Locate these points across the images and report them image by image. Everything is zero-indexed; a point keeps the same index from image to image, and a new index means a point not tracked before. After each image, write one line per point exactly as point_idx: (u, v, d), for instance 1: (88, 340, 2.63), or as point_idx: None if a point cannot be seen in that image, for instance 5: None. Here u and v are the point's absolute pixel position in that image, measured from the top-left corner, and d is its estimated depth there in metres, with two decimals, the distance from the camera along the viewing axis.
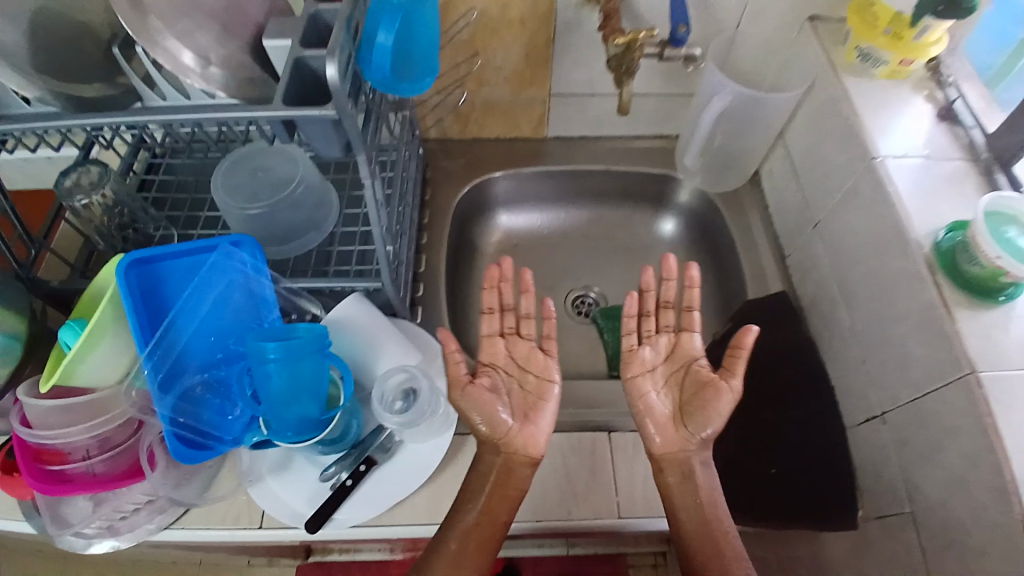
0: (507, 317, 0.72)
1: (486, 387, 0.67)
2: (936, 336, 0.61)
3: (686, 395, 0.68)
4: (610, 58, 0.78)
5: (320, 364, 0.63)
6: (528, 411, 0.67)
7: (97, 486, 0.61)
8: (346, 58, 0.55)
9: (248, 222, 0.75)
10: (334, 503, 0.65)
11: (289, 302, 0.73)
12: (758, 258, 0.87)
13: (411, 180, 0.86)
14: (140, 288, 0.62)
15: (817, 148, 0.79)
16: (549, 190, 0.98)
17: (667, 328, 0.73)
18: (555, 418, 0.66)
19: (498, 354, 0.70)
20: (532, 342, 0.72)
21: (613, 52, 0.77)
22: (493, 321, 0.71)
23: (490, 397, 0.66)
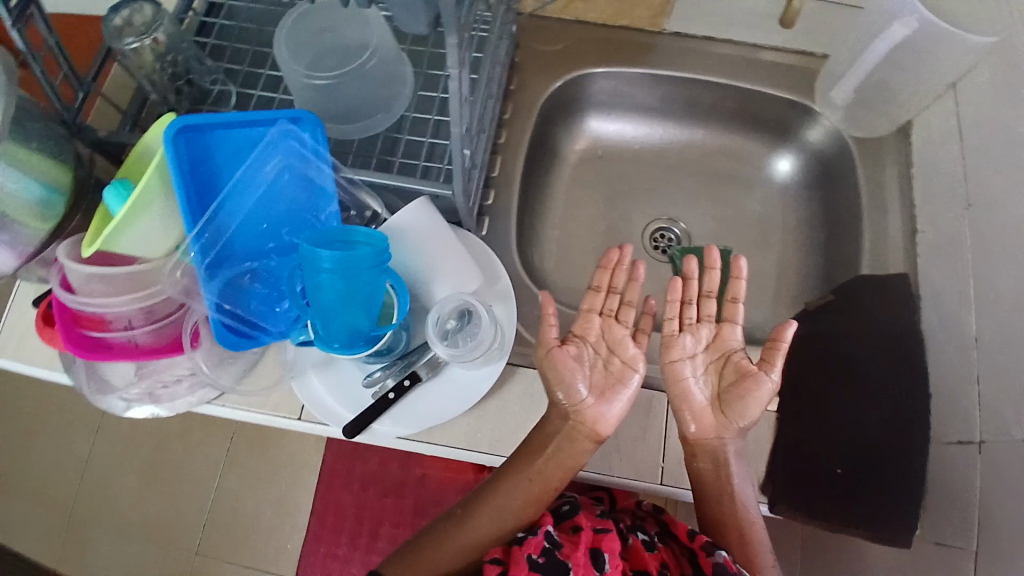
0: (612, 300, 0.65)
1: (573, 355, 0.62)
2: None
3: (724, 384, 0.62)
4: None
5: (376, 282, 0.56)
6: (604, 391, 0.62)
7: (140, 354, 0.60)
8: None
9: (311, 93, 0.66)
10: (373, 413, 0.63)
11: (348, 194, 0.65)
12: (883, 227, 0.74)
13: (499, 65, 0.73)
14: (191, 158, 0.55)
15: (1005, 109, 0.63)
16: (653, 97, 0.84)
17: (710, 318, 0.65)
18: (626, 409, 0.61)
19: (592, 331, 0.64)
20: (629, 329, 0.64)
21: None
22: (596, 299, 0.65)
23: (572, 365, 0.61)
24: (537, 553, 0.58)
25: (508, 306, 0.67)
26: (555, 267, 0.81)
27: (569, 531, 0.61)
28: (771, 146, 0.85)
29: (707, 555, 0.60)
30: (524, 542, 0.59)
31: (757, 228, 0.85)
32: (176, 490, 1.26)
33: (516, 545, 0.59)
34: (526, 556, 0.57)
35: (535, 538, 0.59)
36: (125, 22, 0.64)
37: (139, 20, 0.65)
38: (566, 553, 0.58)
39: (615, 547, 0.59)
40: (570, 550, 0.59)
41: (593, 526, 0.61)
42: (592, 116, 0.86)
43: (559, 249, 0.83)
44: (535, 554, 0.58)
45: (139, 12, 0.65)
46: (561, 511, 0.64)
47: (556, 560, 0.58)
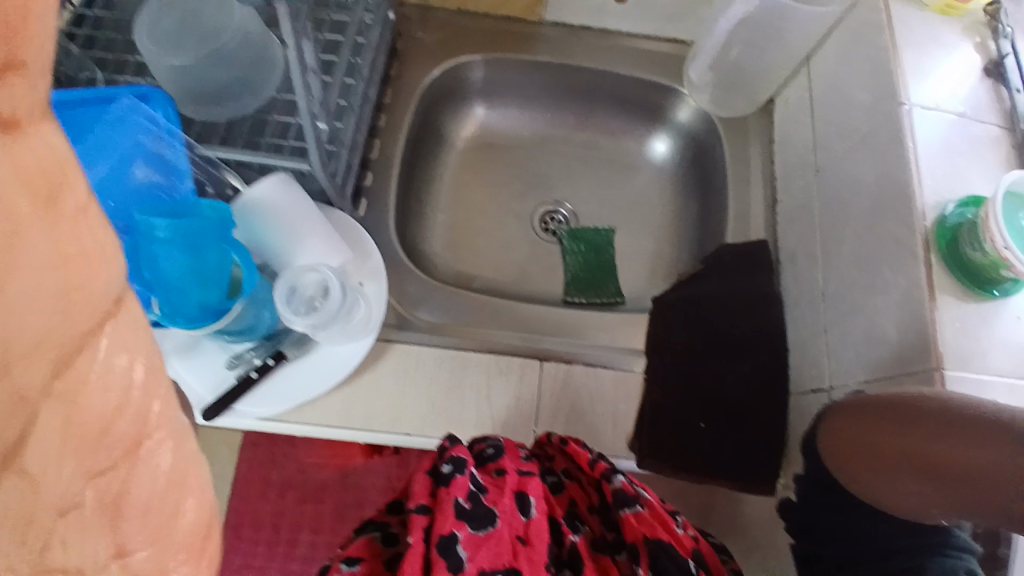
0: None
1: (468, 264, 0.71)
2: (909, 319, 0.54)
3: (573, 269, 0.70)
4: None
5: (219, 253, 0.56)
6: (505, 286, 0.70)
7: None
8: None
9: (169, 73, 0.64)
10: (235, 393, 0.61)
11: (204, 171, 0.65)
12: (746, 197, 0.78)
13: (372, 51, 0.75)
14: None
15: (843, 79, 0.68)
16: (534, 85, 0.87)
17: None
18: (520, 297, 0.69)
19: None
20: None
21: None
22: None
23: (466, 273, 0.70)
24: (465, 497, 0.51)
25: (377, 283, 0.68)
26: (443, 249, 0.83)
27: (493, 475, 0.56)
28: (647, 129, 0.89)
29: (607, 483, 0.55)
30: (451, 482, 0.52)
31: (638, 208, 0.88)
32: None
33: (442, 488, 0.52)
34: (456, 502, 0.50)
35: (461, 478, 0.52)
36: None
37: None
38: (491, 499, 0.53)
39: (541, 492, 0.54)
40: (496, 495, 0.53)
41: (518, 470, 0.56)
42: (478, 104, 0.89)
43: (447, 231, 0.84)
44: (462, 500, 0.51)
45: None
46: (483, 453, 0.58)
47: (485, 507, 0.52)
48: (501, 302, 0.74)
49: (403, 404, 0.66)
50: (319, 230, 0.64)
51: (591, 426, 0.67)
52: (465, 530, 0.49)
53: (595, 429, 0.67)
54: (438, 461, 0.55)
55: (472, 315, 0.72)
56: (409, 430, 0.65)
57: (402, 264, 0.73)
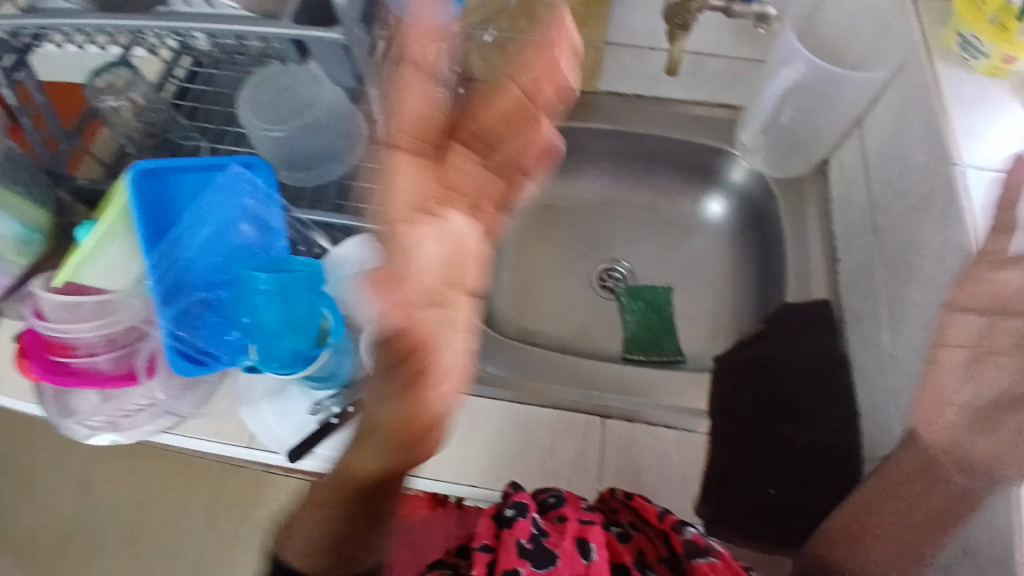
0: None
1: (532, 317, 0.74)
2: None
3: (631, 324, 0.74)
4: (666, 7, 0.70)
5: (311, 304, 0.62)
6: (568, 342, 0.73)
7: (103, 380, 0.63)
8: None
9: (267, 144, 0.73)
10: (317, 437, 0.66)
11: (299, 233, 0.70)
12: (806, 257, 0.79)
13: (444, 121, 0.81)
14: (150, 197, 0.62)
15: (896, 142, 0.69)
16: (591, 150, 0.92)
17: None
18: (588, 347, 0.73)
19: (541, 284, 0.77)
20: None
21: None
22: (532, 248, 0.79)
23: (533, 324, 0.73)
24: (525, 538, 0.53)
25: None
26: (507, 305, 0.87)
27: (554, 521, 0.57)
28: (703, 191, 0.92)
29: (677, 534, 0.56)
30: (514, 524, 0.54)
31: (695, 268, 0.90)
32: None
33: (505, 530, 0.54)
34: (517, 541, 0.53)
35: (524, 520, 0.54)
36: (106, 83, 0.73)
37: (118, 82, 0.73)
38: (553, 542, 0.54)
39: (602, 539, 0.55)
40: (557, 538, 0.54)
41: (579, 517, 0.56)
42: (539, 169, 0.94)
43: (509, 289, 0.88)
44: (524, 540, 0.53)
45: (121, 76, 0.74)
46: (545, 502, 0.59)
47: (544, 549, 0.53)
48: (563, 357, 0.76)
49: (469, 455, 0.68)
50: (395, 285, 0.69)
51: (652, 482, 0.67)
52: (527, 567, 0.51)
53: (657, 485, 0.67)
54: (501, 507, 0.57)
55: (534, 368, 0.75)
56: (474, 480, 0.67)
57: (468, 319, 0.77)
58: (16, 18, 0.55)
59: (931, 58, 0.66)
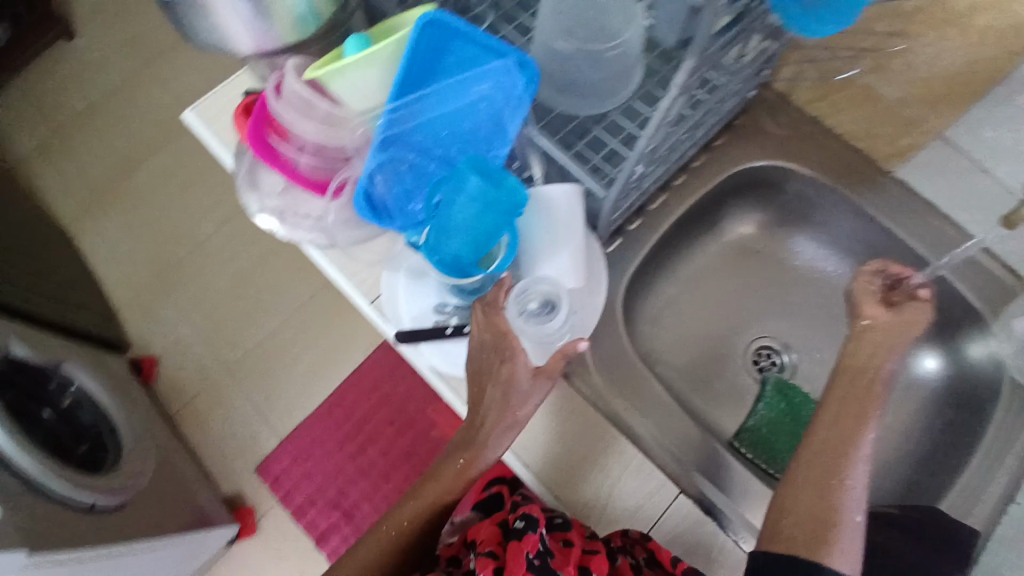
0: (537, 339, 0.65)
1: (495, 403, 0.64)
2: None
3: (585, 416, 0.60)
4: None
5: (495, 228, 0.60)
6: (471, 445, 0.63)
7: (293, 174, 0.69)
8: None
9: (545, 53, 0.69)
10: (425, 336, 0.66)
11: (520, 149, 0.70)
12: (993, 479, 0.68)
13: (716, 114, 0.73)
14: (428, 46, 0.61)
15: None
16: (836, 227, 0.81)
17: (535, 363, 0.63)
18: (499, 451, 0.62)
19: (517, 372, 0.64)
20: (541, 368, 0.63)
21: None
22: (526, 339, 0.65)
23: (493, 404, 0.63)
24: (533, 553, 0.58)
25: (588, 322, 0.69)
26: (654, 322, 0.82)
27: (561, 542, 0.60)
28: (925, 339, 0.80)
29: None
30: (523, 537, 0.58)
31: None
32: (244, 308, 1.44)
33: (514, 541, 0.59)
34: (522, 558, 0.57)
35: (533, 535, 0.59)
36: None
37: None
38: (557, 564, 0.59)
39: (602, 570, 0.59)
40: (562, 562, 0.58)
41: (584, 546, 0.60)
42: (770, 213, 0.85)
43: (666, 307, 0.84)
44: (531, 555, 0.57)
45: None
46: (554, 520, 0.63)
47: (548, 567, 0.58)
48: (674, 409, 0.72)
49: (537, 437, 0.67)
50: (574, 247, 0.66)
51: None
52: None
53: None
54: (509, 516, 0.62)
55: (645, 403, 0.71)
56: (529, 463, 0.65)
57: (614, 316, 0.74)
58: None
59: None
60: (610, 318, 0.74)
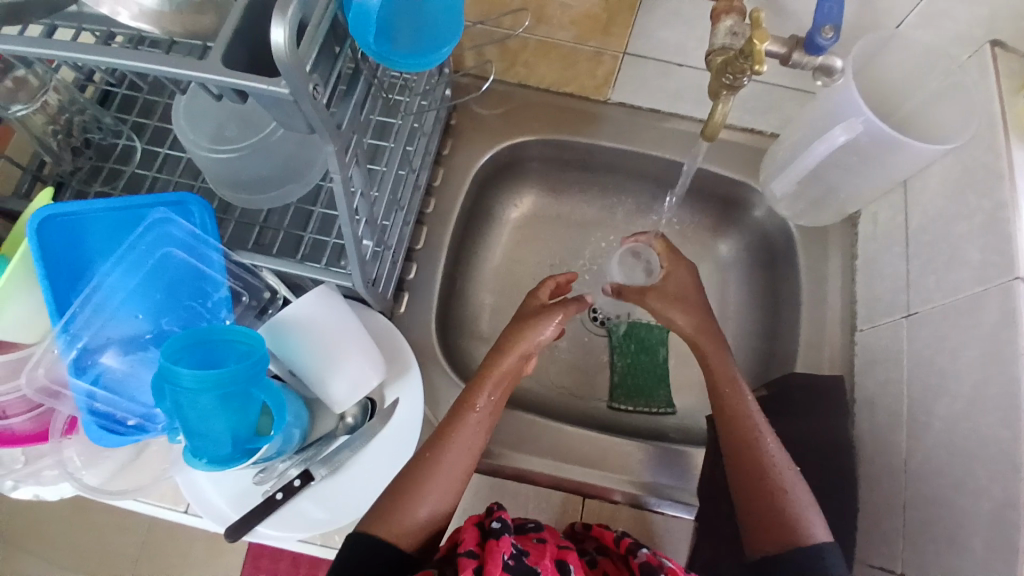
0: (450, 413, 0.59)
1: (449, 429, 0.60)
2: (1001, 531, 0.46)
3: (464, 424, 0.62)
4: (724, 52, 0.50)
5: (245, 397, 0.51)
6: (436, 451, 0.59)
7: (16, 440, 0.55)
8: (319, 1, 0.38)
9: (212, 165, 0.61)
10: (258, 516, 0.59)
11: (241, 280, 0.61)
12: (821, 321, 0.72)
13: (422, 135, 0.69)
14: (60, 245, 0.52)
15: (952, 219, 0.59)
16: (594, 167, 0.81)
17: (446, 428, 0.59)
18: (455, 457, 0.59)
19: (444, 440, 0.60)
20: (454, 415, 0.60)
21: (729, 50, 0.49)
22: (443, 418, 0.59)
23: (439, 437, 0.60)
24: (509, 554, 0.50)
25: (412, 404, 0.64)
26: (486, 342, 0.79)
27: (533, 541, 0.56)
28: (715, 224, 0.83)
29: (631, 556, 0.55)
30: (499, 539, 0.51)
31: None
32: None
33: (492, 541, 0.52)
34: (500, 561, 0.49)
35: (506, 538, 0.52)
36: (17, 83, 0.58)
37: (33, 82, 0.60)
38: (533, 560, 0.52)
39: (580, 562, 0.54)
40: (537, 557, 0.53)
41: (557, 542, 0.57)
42: (533, 182, 0.83)
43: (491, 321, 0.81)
44: (507, 556, 0.50)
45: (32, 73, 0.59)
46: (526, 525, 0.59)
47: (526, 566, 0.50)
48: (541, 424, 0.70)
49: None
50: (346, 331, 0.60)
51: None
52: None
53: None
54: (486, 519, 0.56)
55: (513, 436, 0.69)
56: None
57: (440, 369, 0.69)
58: None
59: (1011, 136, 0.55)
60: (436, 371, 0.69)
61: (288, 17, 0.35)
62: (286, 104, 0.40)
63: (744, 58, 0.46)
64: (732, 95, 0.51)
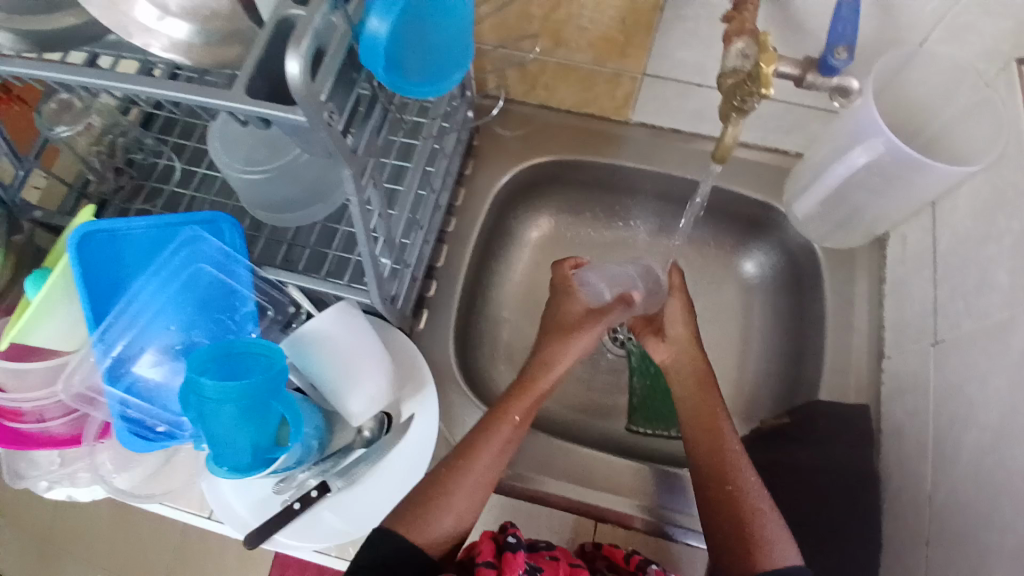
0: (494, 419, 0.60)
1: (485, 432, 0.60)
2: None
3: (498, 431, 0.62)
4: (731, 74, 0.53)
5: (265, 408, 0.53)
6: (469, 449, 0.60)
7: (52, 443, 0.59)
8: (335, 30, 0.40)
9: (243, 186, 0.64)
10: (274, 524, 0.60)
11: (267, 295, 0.63)
12: (846, 346, 0.70)
13: (443, 157, 0.70)
14: (99, 260, 0.55)
15: (982, 242, 0.57)
16: (616, 187, 0.81)
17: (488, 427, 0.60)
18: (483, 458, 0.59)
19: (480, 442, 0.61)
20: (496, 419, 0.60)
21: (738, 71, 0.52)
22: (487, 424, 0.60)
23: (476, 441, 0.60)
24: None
25: (427, 418, 0.65)
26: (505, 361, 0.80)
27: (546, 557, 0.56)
28: (738, 246, 0.82)
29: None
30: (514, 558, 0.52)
31: (719, 331, 0.81)
32: None
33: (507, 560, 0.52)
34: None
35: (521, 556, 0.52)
36: (61, 105, 0.64)
37: (77, 105, 0.65)
38: None
39: None
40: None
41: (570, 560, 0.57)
42: (555, 202, 0.84)
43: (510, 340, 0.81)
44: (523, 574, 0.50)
45: (76, 97, 0.65)
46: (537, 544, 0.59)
47: None
48: (556, 443, 0.70)
49: None
50: (362, 346, 0.61)
51: None
52: None
53: None
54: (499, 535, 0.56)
55: (527, 456, 0.69)
56: None
57: (457, 386, 0.70)
58: None
59: None
60: (452, 388, 0.70)
61: (303, 49, 0.37)
62: (303, 131, 0.42)
63: (752, 81, 0.50)
64: (743, 116, 0.54)
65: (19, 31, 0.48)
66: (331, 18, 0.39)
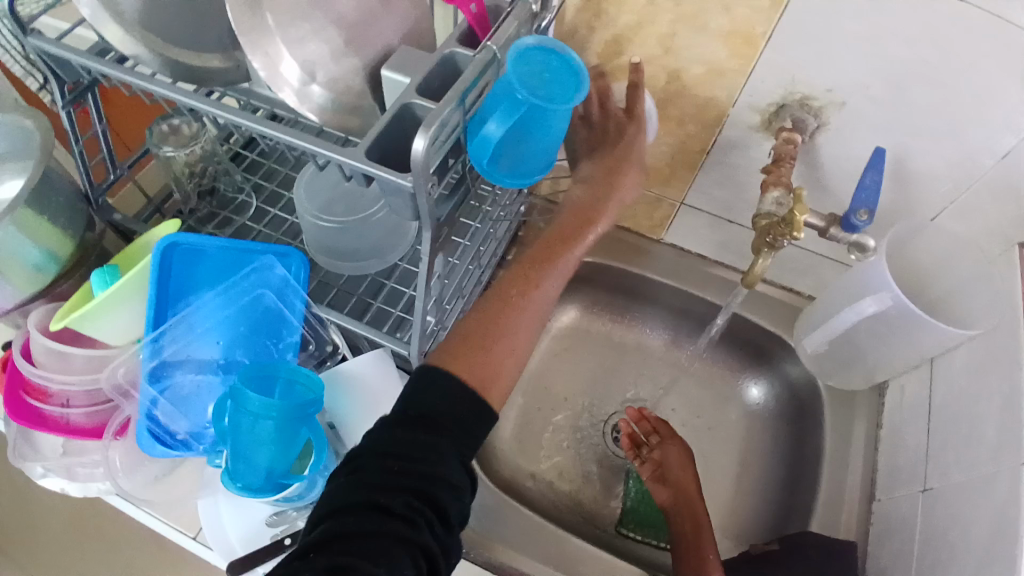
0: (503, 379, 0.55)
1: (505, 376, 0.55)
2: None
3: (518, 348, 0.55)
4: (758, 218, 0.62)
5: (293, 432, 0.55)
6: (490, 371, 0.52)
7: (67, 430, 0.61)
8: (451, 123, 0.48)
9: (315, 231, 0.71)
10: (262, 557, 0.60)
11: (313, 332, 0.67)
12: (841, 483, 0.73)
13: (494, 240, 0.77)
14: (175, 268, 0.59)
15: (974, 400, 0.62)
16: (641, 295, 0.88)
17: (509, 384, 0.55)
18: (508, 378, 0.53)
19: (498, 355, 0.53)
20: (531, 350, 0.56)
21: (768, 212, 0.61)
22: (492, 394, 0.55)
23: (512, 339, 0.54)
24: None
25: None
26: (510, 437, 0.83)
27: None
28: (745, 371, 0.87)
29: None
30: None
31: (720, 451, 0.83)
32: None
33: None
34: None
35: None
36: (170, 128, 0.72)
37: (184, 131, 0.72)
38: None
39: None
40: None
41: None
42: (582, 298, 0.91)
43: (518, 420, 0.84)
44: None
45: (186, 125, 0.73)
46: None
47: None
48: (551, 526, 0.71)
49: None
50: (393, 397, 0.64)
51: None
52: None
53: None
54: None
55: (518, 535, 0.70)
56: None
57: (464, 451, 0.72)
58: (92, 65, 0.51)
59: None
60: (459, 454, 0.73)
61: (431, 132, 0.44)
62: (405, 194, 0.48)
63: (785, 226, 0.59)
64: (772, 255, 0.64)
65: (169, 61, 0.55)
66: (451, 114, 0.47)
